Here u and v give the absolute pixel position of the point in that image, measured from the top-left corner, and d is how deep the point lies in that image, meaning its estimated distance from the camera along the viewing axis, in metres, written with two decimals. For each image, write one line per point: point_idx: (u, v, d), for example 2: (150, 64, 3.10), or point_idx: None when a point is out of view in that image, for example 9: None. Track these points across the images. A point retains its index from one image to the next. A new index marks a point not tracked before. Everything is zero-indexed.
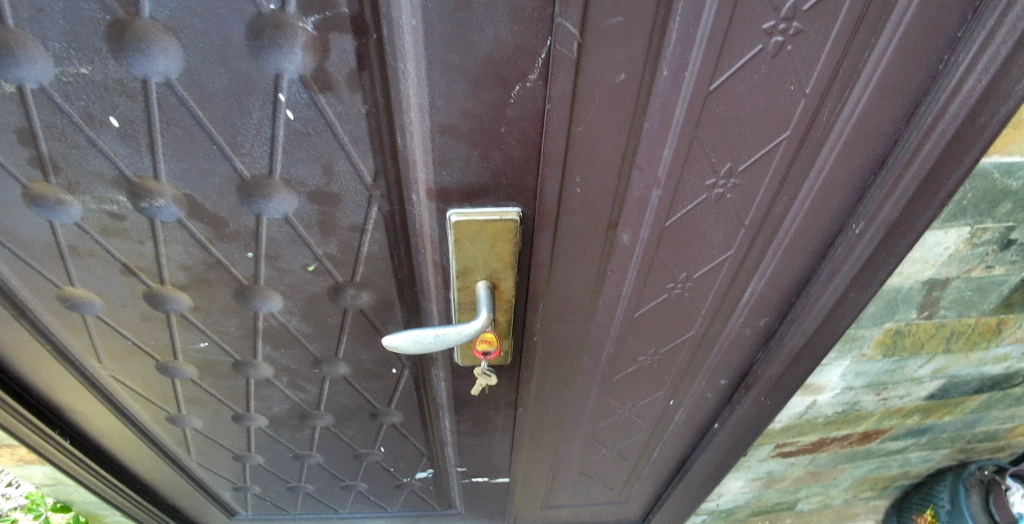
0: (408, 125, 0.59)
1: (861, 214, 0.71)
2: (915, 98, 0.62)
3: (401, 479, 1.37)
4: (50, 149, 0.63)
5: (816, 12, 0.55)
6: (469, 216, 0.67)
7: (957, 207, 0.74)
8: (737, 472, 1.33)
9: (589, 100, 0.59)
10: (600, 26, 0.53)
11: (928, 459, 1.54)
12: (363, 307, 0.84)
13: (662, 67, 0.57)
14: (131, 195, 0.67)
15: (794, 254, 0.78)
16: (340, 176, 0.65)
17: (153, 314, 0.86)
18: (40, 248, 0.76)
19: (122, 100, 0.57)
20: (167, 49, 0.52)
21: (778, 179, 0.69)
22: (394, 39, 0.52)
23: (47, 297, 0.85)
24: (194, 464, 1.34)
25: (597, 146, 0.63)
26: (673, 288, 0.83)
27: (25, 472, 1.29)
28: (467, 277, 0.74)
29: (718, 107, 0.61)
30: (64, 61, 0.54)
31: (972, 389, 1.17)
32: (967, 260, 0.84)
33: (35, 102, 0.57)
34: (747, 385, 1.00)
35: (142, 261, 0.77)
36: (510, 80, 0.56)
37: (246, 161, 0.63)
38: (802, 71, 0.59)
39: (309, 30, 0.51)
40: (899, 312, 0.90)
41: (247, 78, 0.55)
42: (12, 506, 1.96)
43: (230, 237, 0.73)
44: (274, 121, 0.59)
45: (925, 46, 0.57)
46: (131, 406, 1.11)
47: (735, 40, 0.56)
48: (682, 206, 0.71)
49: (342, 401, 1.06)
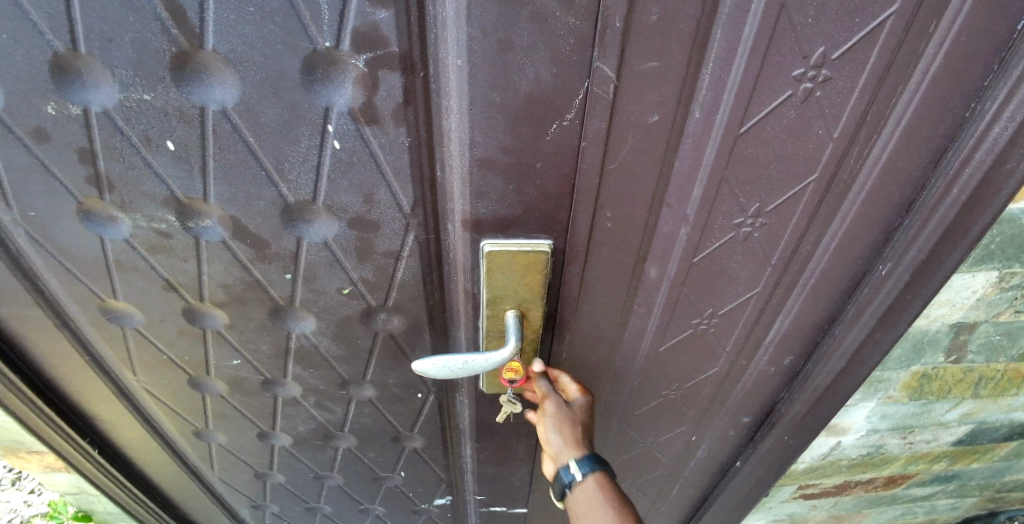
0: (448, 158, 0.62)
1: (888, 256, 0.72)
2: (942, 145, 0.63)
3: (419, 504, 1.37)
4: (108, 169, 0.66)
5: (844, 61, 0.57)
6: (502, 247, 0.69)
7: (984, 252, 0.75)
8: (758, 512, 1.31)
9: (622, 139, 0.61)
10: (635, 69, 0.56)
11: (956, 507, 1.50)
12: (392, 331, 0.86)
13: (693, 109, 0.60)
14: (180, 214, 0.71)
15: (821, 294, 0.78)
16: (380, 204, 0.68)
17: (189, 329, 0.89)
18: (89, 261, 0.80)
19: (180, 125, 0.61)
20: (226, 80, 0.56)
21: (805, 220, 0.70)
22: (439, 77, 0.56)
23: (90, 309, 0.89)
24: (215, 480, 1.35)
25: (628, 182, 0.65)
26: (698, 323, 0.84)
27: (51, 479, 1.31)
28: (496, 306, 0.76)
29: (747, 148, 0.63)
30: (129, 88, 0.57)
31: (1002, 436, 1.15)
32: (995, 304, 0.84)
33: (99, 124, 0.61)
34: (771, 424, 0.99)
35: (185, 278, 0.80)
36: (547, 118, 0.59)
37: (292, 187, 0.66)
38: (829, 117, 0.61)
39: (360, 67, 0.55)
40: (926, 354, 0.90)
41: (299, 110, 0.59)
42: (33, 514, 1.98)
43: (270, 259, 0.76)
44: (321, 150, 0.62)
45: (952, 96, 0.59)
46: (159, 418, 1.13)
47: (765, 86, 0.58)
48: (709, 243, 0.73)
49: (365, 423, 1.08)
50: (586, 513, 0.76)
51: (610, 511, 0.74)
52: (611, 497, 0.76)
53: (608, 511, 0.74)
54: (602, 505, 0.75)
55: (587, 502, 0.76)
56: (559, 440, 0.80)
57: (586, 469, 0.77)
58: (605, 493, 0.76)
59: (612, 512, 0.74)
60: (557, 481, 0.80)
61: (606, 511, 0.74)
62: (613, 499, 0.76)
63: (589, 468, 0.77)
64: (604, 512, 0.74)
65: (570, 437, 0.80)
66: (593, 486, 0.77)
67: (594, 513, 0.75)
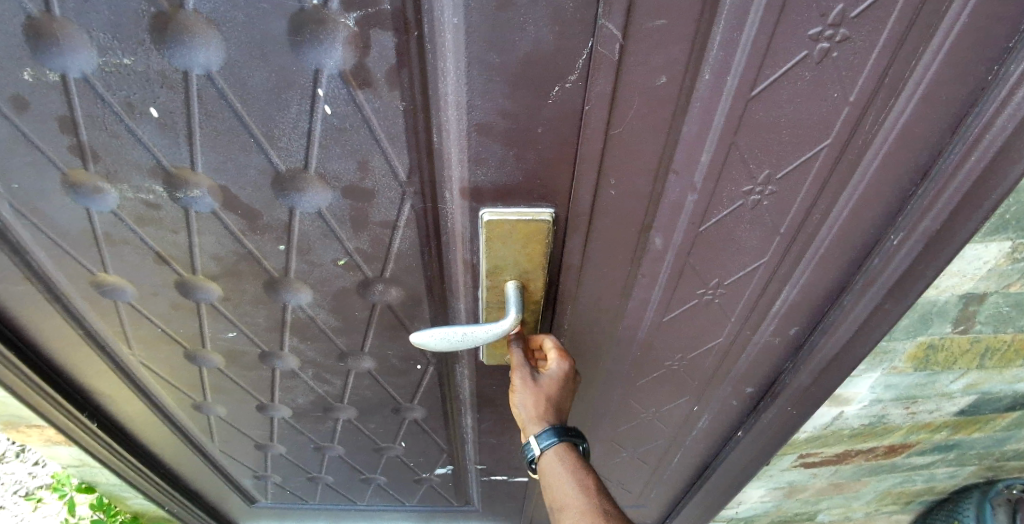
0: (445, 123, 0.59)
1: (900, 225, 0.70)
2: (963, 108, 0.60)
3: (420, 474, 1.38)
4: (91, 138, 0.64)
5: (864, 19, 0.53)
6: (502, 216, 0.67)
7: (999, 221, 0.73)
8: (758, 481, 1.32)
9: (628, 103, 0.58)
10: (642, 27, 0.52)
11: (955, 475, 1.51)
12: (390, 302, 0.85)
13: (703, 72, 0.57)
14: (168, 185, 0.68)
15: (830, 263, 0.76)
16: (375, 172, 0.65)
17: (183, 302, 0.87)
18: (76, 235, 0.77)
19: (164, 92, 0.57)
20: (210, 42, 0.53)
21: (816, 187, 0.68)
22: (435, 37, 0.52)
23: (81, 283, 0.87)
24: (217, 451, 1.36)
25: (633, 148, 0.63)
26: (703, 294, 0.82)
27: (53, 452, 1.32)
28: (496, 277, 0.74)
29: (758, 113, 0.61)
30: (107, 52, 0.54)
31: (1005, 406, 1.15)
32: (1007, 275, 0.82)
33: (79, 92, 0.58)
34: (773, 395, 0.98)
35: (175, 250, 0.78)
36: (550, 80, 0.55)
37: (284, 154, 0.64)
38: (847, 79, 0.58)
39: (350, 26, 0.51)
40: (933, 325, 0.89)
41: (288, 73, 0.55)
42: (38, 485, 2.00)
43: (263, 230, 0.73)
44: (312, 116, 0.59)
45: (975, 54, 0.55)
46: (157, 391, 1.13)
47: (779, 47, 0.55)
48: (717, 211, 0.70)
49: (365, 395, 1.07)
50: (550, 484, 0.73)
51: (572, 484, 0.71)
52: (574, 467, 0.72)
53: (568, 485, 0.71)
54: (564, 476, 0.72)
55: (550, 473, 0.73)
56: (526, 410, 0.76)
57: (547, 442, 0.74)
58: (567, 463, 0.73)
59: (573, 484, 0.71)
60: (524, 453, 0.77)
61: (568, 483, 0.71)
62: (577, 471, 0.72)
63: (549, 442, 0.74)
64: (565, 485, 0.71)
65: (536, 407, 0.76)
66: (555, 459, 0.73)
67: (557, 486, 0.72)
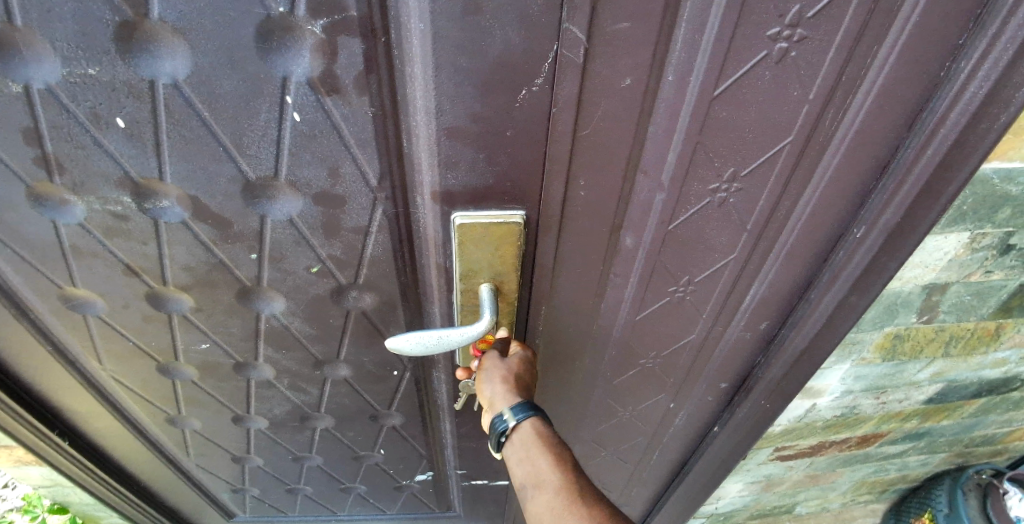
0: (414, 128, 0.59)
1: (863, 219, 0.72)
2: (917, 104, 0.62)
3: (401, 482, 1.37)
4: (55, 149, 0.62)
5: (820, 19, 0.55)
6: (474, 219, 0.67)
7: (956, 213, 0.75)
8: (736, 475, 1.34)
9: (595, 104, 0.59)
10: (607, 30, 0.54)
11: (926, 463, 1.55)
12: (366, 309, 0.84)
13: (667, 73, 0.58)
14: (136, 195, 0.67)
15: (797, 257, 0.78)
16: (346, 178, 0.65)
17: (155, 314, 0.86)
18: (42, 249, 0.76)
19: (130, 101, 0.57)
20: (176, 52, 0.52)
21: (781, 183, 0.69)
22: (402, 42, 0.53)
23: (49, 297, 0.85)
24: (193, 466, 1.33)
25: (602, 150, 0.64)
26: (675, 292, 0.84)
27: (22, 473, 1.28)
28: (471, 280, 0.74)
29: (723, 112, 0.62)
30: (71, 62, 0.53)
31: (971, 393, 1.18)
32: (967, 265, 0.84)
33: (41, 102, 0.57)
34: (747, 389, 1.00)
35: (146, 261, 0.76)
36: (518, 84, 0.56)
37: (253, 162, 0.63)
38: (806, 78, 0.60)
39: (318, 33, 0.51)
40: (899, 316, 0.91)
41: (255, 81, 0.55)
42: (7, 508, 1.93)
43: (235, 239, 0.73)
44: (280, 123, 0.59)
45: (926, 53, 0.58)
46: (131, 406, 1.10)
47: (739, 47, 0.57)
48: (686, 209, 0.72)
49: (343, 403, 1.06)
50: (523, 460, 0.72)
51: (547, 459, 0.71)
52: (548, 442, 0.73)
53: (545, 459, 0.71)
54: (539, 450, 0.72)
55: (524, 448, 0.73)
56: (496, 389, 0.76)
57: (520, 417, 0.73)
58: (540, 436, 0.74)
59: (547, 459, 0.71)
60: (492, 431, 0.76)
61: (542, 458, 0.71)
62: (550, 444, 0.73)
63: (524, 416, 0.73)
64: (541, 459, 0.71)
65: (506, 385, 0.77)
66: (528, 432, 0.74)
67: (531, 460, 0.72)
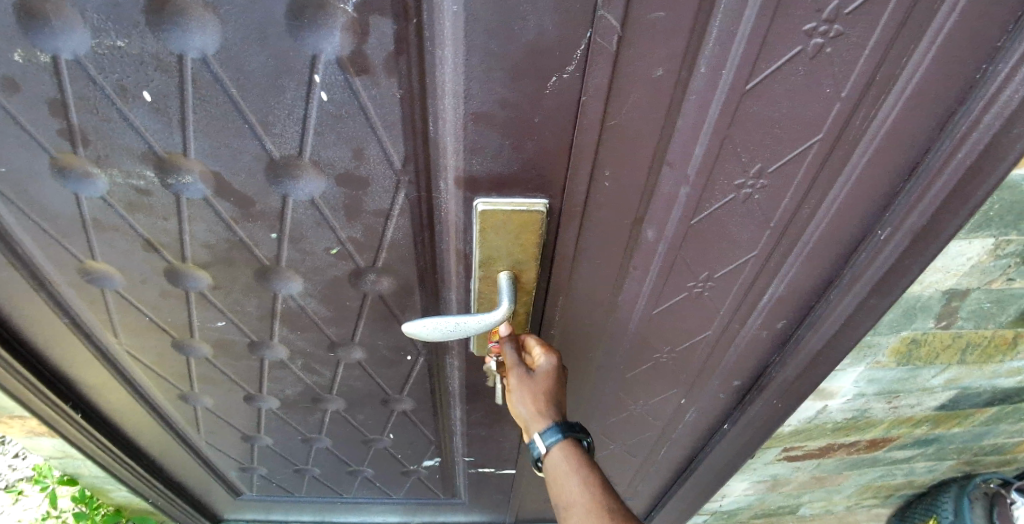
0: (442, 112, 0.59)
1: (888, 220, 0.71)
2: (951, 107, 0.61)
3: (408, 467, 1.38)
4: (81, 122, 0.62)
5: (858, 16, 0.54)
6: (497, 205, 0.67)
7: (982, 218, 0.75)
8: (743, 473, 1.34)
9: (625, 95, 0.59)
10: (642, 20, 0.53)
11: (933, 470, 1.55)
12: (382, 292, 0.85)
13: (700, 64, 0.57)
14: (159, 170, 0.67)
15: (819, 257, 0.78)
16: (371, 160, 0.65)
17: (173, 291, 0.86)
18: (63, 221, 0.76)
19: (158, 75, 0.57)
20: (205, 26, 0.52)
21: (807, 181, 0.69)
22: (434, 24, 0.52)
23: (68, 270, 0.85)
24: (203, 443, 1.34)
25: (628, 142, 0.63)
26: (694, 287, 0.83)
27: (35, 443, 1.30)
28: (490, 268, 0.74)
29: (753, 107, 0.61)
30: (100, 34, 0.53)
31: (983, 401, 1.18)
32: (989, 271, 0.84)
33: (69, 74, 0.57)
34: (760, 387, 1.00)
35: (166, 237, 0.77)
36: (548, 70, 0.56)
37: (278, 141, 0.63)
38: (839, 75, 0.59)
39: (349, 12, 0.51)
40: (917, 320, 0.91)
41: (285, 59, 0.55)
42: (18, 477, 1.95)
43: (256, 218, 0.73)
44: (308, 102, 0.59)
45: (963, 54, 0.57)
46: (144, 381, 1.11)
47: (774, 42, 0.56)
48: (709, 204, 0.71)
49: (355, 386, 1.07)
50: (556, 483, 0.72)
51: (576, 484, 0.70)
52: (578, 467, 0.71)
53: (573, 484, 0.70)
54: (568, 475, 0.71)
55: (556, 471, 0.72)
56: (524, 412, 0.75)
57: (551, 440, 0.73)
58: (569, 462, 0.72)
59: (577, 483, 0.70)
60: (529, 449, 0.77)
61: (571, 482, 0.70)
62: (579, 468, 0.71)
63: (554, 439, 0.72)
64: (570, 484, 0.70)
65: (534, 407, 0.74)
66: (560, 456, 0.72)
67: (562, 483, 0.71)
